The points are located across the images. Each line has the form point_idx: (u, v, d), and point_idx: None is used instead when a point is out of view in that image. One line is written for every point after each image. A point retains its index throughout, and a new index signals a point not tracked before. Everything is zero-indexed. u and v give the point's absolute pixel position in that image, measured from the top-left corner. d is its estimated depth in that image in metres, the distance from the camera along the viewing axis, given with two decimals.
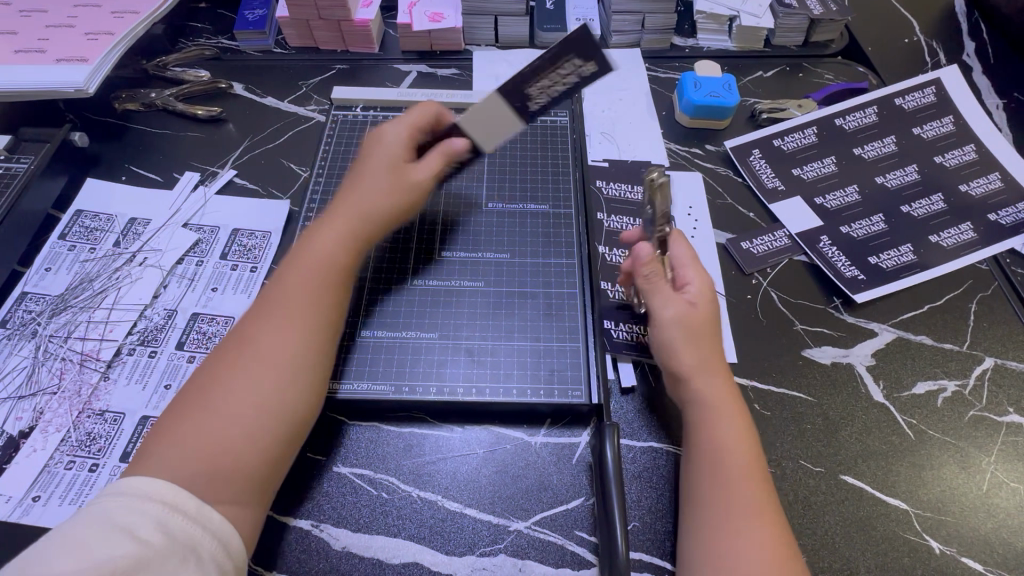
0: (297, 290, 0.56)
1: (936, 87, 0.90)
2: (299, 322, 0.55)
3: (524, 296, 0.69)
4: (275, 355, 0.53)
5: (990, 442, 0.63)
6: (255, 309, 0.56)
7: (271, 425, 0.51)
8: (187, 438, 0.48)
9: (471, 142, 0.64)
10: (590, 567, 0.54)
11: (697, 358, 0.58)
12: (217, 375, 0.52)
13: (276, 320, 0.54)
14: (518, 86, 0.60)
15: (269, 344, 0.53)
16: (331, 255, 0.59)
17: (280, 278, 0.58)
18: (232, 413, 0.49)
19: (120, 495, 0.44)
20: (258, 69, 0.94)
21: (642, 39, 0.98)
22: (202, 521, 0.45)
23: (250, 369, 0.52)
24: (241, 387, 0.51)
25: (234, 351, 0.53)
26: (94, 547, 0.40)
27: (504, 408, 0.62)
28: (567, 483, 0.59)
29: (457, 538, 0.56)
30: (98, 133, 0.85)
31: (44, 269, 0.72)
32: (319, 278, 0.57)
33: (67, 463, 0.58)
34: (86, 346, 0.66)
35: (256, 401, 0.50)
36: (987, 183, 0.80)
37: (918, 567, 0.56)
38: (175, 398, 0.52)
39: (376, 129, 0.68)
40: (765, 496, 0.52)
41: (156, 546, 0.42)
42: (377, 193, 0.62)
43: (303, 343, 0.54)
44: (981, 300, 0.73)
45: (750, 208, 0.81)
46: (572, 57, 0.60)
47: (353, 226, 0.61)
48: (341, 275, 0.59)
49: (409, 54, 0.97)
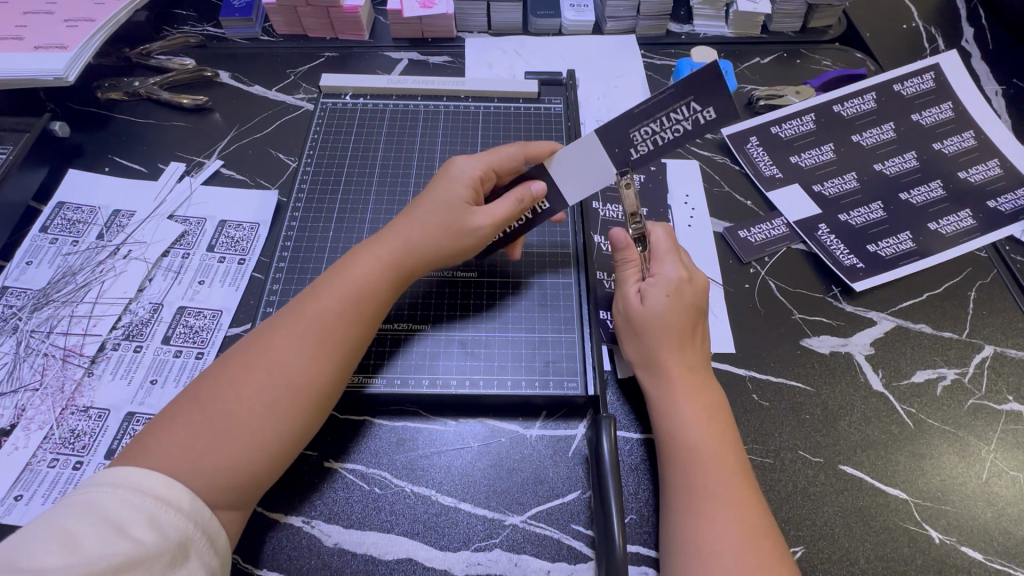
0: (332, 311, 0.54)
1: (935, 73, 0.89)
2: (325, 351, 0.52)
3: (519, 287, 0.68)
4: (291, 376, 0.51)
5: (990, 430, 0.62)
6: (288, 316, 0.54)
7: (273, 443, 0.49)
8: (184, 435, 0.47)
9: (551, 187, 0.59)
10: (587, 561, 0.54)
11: (683, 357, 0.57)
12: (231, 375, 0.50)
13: (296, 346, 0.52)
14: (621, 126, 0.54)
15: (289, 364, 0.51)
16: (367, 283, 0.56)
17: (312, 297, 0.55)
18: (223, 430, 0.48)
19: (113, 485, 0.43)
20: (244, 57, 0.91)
21: (637, 25, 0.96)
22: (194, 516, 0.44)
23: (264, 384, 0.50)
24: (253, 400, 0.49)
25: (250, 355, 0.51)
26: (85, 544, 0.40)
27: (499, 401, 0.61)
28: (563, 476, 0.58)
29: (451, 533, 0.55)
30: (80, 123, 0.82)
31: (25, 263, 0.70)
32: (355, 302, 0.55)
33: (51, 461, 0.57)
34: (69, 341, 0.64)
35: (250, 426, 0.48)
36: (986, 170, 0.80)
37: (918, 557, 0.55)
38: (182, 391, 0.51)
39: (449, 159, 0.62)
40: (738, 475, 0.52)
41: (148, 544, 0.41)
42: (426, 229, 0.58)
43: (322, 372, 0.52)
44: (981, 287, 0.72)
45: (748, 196, 0.79)
46: (690, 101, 0.51)
47: (395, 246, 0.58)
48: (372, 307, 0.56)
49: (400, 42, 0.94)
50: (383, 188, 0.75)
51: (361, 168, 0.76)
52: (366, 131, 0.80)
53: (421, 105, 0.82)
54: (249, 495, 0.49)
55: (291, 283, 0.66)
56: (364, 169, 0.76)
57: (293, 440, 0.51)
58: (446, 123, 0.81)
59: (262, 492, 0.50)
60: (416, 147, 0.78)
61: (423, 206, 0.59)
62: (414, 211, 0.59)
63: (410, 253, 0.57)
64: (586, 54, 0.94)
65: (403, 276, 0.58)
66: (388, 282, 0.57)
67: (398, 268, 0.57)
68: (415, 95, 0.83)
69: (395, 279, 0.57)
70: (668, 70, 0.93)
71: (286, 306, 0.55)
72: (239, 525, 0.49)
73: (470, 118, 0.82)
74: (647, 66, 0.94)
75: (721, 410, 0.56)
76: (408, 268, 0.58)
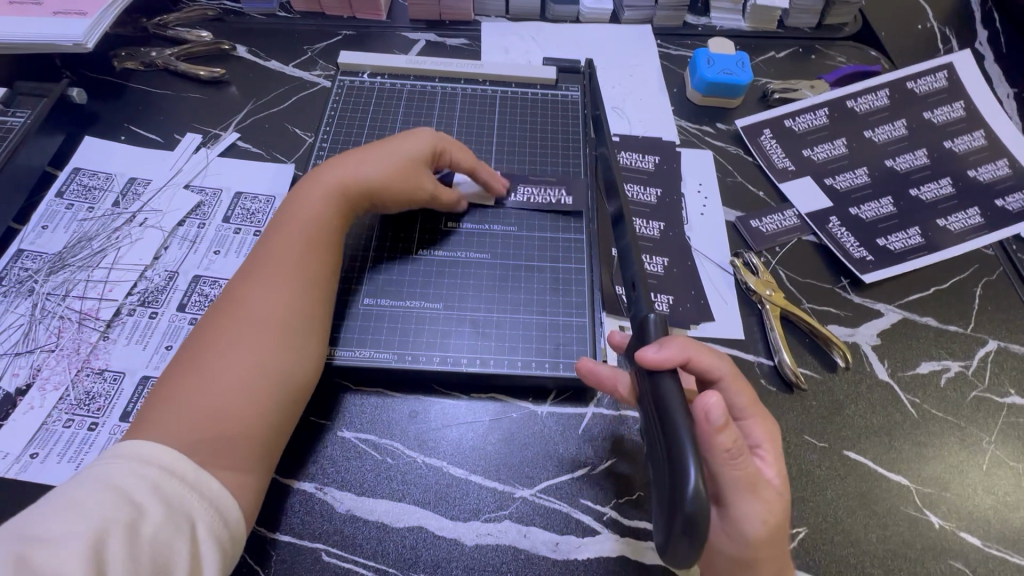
0: (291, 246, 0.58)
1: (948, 72, 0.89)
2: (293, 279, 0.56)
3: (531, 270, 0.68)
4: (266, 310, 0.54)
5: (991, 422, 0.63)
6: (254, 263, 0.57)
7: (260, 385, 0.50)
8: (185, 396, 0.48)
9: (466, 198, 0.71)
10: (595, 534, 0.55)
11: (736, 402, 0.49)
12: (217, 330, 0.53)
13: (266, 282, 0.56)
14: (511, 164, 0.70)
15: (263, 301, 0.54)
16: (314, 209, 0.60)
17: (268, 239, 0.59)
18: (215, 386, 0.49)
19: (118, 458, 0.44)
20: (262, 32, 0.91)
21: (654, 15, 0.97)
22: (199, 487, 0.44)
23: (236, 323, 0.53)
24: (231, 343, 0.51)
25: (225, 312, 0.54)
26: (93, 512, 0.40)
27: (510, 381, 0.62)
28: (573, 452, 0.59)
29: (462, 504, 0.56)
30: (98, 91, 0.82)
31: (40, 227, 0.70)
32: (315, 243, 0.59)
33: (66, 421, 0.57)
34: (84, 305, 0.64)
35: (237, 375, 0.50)
36: (995, 169, 0.80)
37: (917, 540, 0.56)
38: (175, 357, 0.52)
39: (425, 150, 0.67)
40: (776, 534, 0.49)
41: (153, 513, 0.41)
42: (372, 163, 0.64)
43: (297, 309, 0.55)
44: (988, 284, 0.73)
45: (760, 187, 0.80)
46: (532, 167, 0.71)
47: (340, 176, 0.62)
48: (326, 227, 0.60)
49: (418, 23, 0.95)
50: None
51: None
52: (383, 111, 0.79)
53: (438, 87, 0.82)
54: (252, 448, 0.49)
55: None
56: None
57: (279, 382, 0.52)
58: (463, 108, 0.81)
59: (269, 448, 0.51)
60: (433, 125, 0.78)
61: (372, 150, 0.65)
62: (369, 151, 0.65)
63: (357, 178, 0.63)
64: (602, 42, 0.94)
65: (351, 201, 0.63)
66: (338, 206, 0.62)
67: (343, 192, 0.62)
68: (430, 78, 0.83)
69: (342, 202, 0.62)
70: (684, 61, 0.93)
71: (246, 261, 0.59)
72: (251, 494, 0.48)
73: (487, 101, 0.82)
74: (662, 56, 0.94)
75: (782, 498, 0.49)
76: (354, 191, 0.63)
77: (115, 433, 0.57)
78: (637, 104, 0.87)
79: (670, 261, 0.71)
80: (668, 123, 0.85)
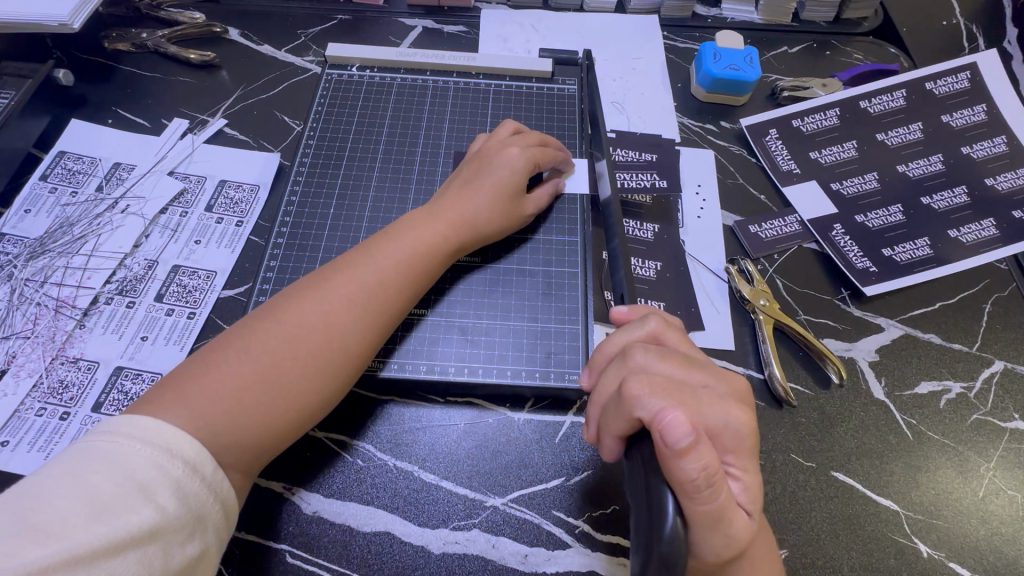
0: (391, 280, 0.55)
1: (971, 73, 0.84)
2: (375, 320, 0.54)
3: (522, 273, 0.65)
4: (345, 345, 0.52)
5: (992, 448, 0.60)
6: (344, 275, 0.54)
7: (303, 417, 0.50)
8: (236, 401, 0.47)
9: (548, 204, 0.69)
10: (566, 548, 0.53)
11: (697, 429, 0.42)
12: (282, 335, 0.50)
13: (352, 311, 0.53)
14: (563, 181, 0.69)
15: (345, 332, 0.52)
16: (422, 248, 0.58)
17: (367, 256, 0.56)
18: (267, 407, 0.48)
19: (141, 441, 0.41)
20: (256, 15, 0.89)
21: (661, 6, 0.92)
22: (214, 487, 0.43)
23: (311, 345, 0.50)
24: (299, 365, 0.50)
25: (296, 318, 0.51)
26: (112, 509, 0.38)
27: (494, 389, 0.59)
28: (548, 461, 0.57)
29: (431, 510, 0.54)
30: (86, 72, 0.81)
31: (23, 211, 0.69)
32: (409, 280, 0.56)
33: (39, 409, 0.57)
34: (62, 292, 0.63)
35: (290, 403, 0.49)
36: (1015, 178, 0.76)
37: (903, 569, 0.54)
38: (221, 340, 0.50)
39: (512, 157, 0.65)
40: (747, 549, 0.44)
41: (172, 518, 0.40)
42: (483, 206, 0.62)
43: (365, 337, 0.53)
44: (998, 300, 0.69)
45: (761, 190, 0.77)
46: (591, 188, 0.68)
47: (454, 220, 0.60)
48: (426, 274, 0.58)
49: (416, 9, 0.92)
50: (387, 161, 0.72)
51: (364, 140, 0.74)
52: (372, 103, 0.77)
53: (430, 80, 0.79)
54: (268, 452, 0.49)
55: (289, 258, 0.64)
56: (370, 138, 0.74)
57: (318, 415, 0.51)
58: (455, 101, 0.78)
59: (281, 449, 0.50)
60: (424, 118, 0.76)
61: (477, 183, 0.63)
62: (476, 185, 0.63)
63: (467, 228, 0.61)
64: (607, 33, 0.91)
65: (455, 250, 0.61)
66: (444, 254, 0.59)
67: (455, 240, 0.60)
68: (423, 69, 0.80)
69: (450, 250, 0.60)
70: (690, 54, 0.89)
71: (330, 265, 0.56)
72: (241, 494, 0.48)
73: (481, 94, 0.79)
74: (668, 49, 0.90)
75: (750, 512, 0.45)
76: (462, 243, 0.61)
77: (86, 424, 0.56)
78: (638, 100, 0.84)
79: (662, 265, 0.69)
80: (669, 121, 0.82)
